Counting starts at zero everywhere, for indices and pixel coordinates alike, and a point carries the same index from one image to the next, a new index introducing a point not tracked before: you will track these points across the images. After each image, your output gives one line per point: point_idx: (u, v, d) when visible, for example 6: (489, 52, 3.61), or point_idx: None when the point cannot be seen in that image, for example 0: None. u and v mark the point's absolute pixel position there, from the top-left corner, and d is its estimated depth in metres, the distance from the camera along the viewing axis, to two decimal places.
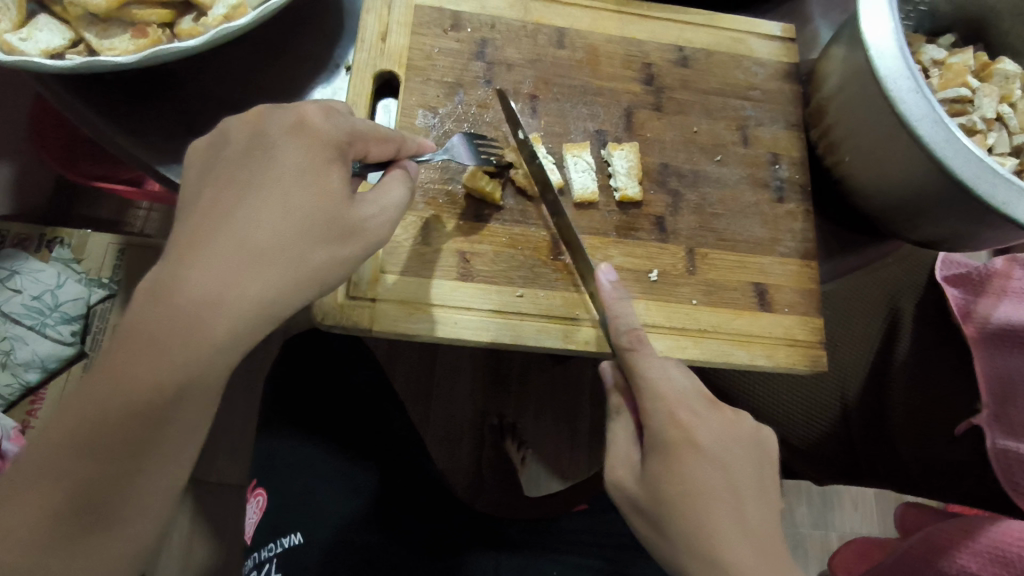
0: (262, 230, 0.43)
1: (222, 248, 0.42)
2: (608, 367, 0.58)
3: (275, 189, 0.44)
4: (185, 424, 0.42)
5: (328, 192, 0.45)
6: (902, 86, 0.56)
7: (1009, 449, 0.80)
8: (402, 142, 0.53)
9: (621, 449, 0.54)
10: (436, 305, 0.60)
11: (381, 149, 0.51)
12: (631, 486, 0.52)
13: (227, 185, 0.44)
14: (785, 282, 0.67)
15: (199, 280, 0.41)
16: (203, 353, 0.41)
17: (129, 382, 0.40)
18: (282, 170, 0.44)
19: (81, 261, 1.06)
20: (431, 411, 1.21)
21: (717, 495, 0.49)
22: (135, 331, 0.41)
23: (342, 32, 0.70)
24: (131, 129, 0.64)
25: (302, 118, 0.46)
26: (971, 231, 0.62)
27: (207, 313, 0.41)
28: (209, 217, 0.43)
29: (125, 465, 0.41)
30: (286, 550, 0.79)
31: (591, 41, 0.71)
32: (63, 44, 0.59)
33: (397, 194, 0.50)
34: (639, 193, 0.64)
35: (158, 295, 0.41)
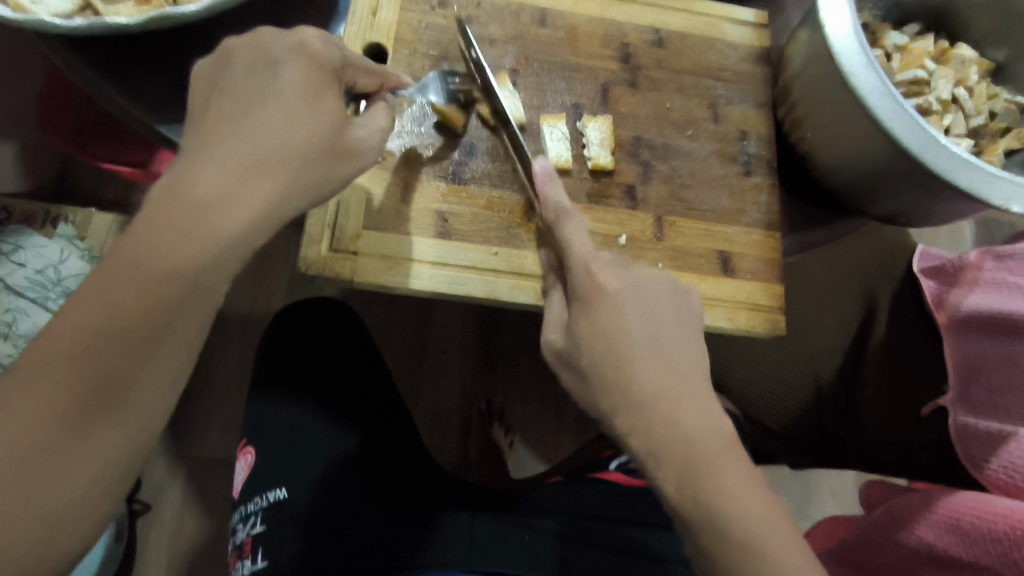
0: (269, 139, 0.47)
1: (228, 153, 0.46)
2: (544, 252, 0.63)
3: (279, 105, 0.48)
4: (187, 327, 0.45)
5: (323, 114, 0.50)
6: (852, 61, 0.59)
7: (968, 425, 0.81)
8: (387, 77, 0.60)
9: (554, 314, 0.59)
10: (415, 260, 0.64)
11: (368, 80, 0.58)
12: (558, 339, 0.57)
13: (233, 99, 0.48)
14: (749, 250, 0.70)
15: (213, 176, 0.45)
16: (213, 241, 0.44)
17: (150, 272, 0.43)
18: (282, 87, 0.49)
19: (85, 240, 1.13)
20: (421, 392, 1.24)
21: (631, 337, 0.53)
22: (149, 223, 0.44)
23: (336, 8, 0.74)
24: (134, 93, 0.68)
25: (302, 44, 0.50)
26: (924, 205, 0.65)
27: (219, 212, 0.45)
28: (216, 128, 0.46)
29: (131, 367, 0.43)
30: (271, 504, 0.84)
31: (571, 21, 0.74)
32: (72, 8, 0.63)
33: (382, 120, 0.57)
34: (610, 162, 0.68)
35: (173, 196, 0.44)
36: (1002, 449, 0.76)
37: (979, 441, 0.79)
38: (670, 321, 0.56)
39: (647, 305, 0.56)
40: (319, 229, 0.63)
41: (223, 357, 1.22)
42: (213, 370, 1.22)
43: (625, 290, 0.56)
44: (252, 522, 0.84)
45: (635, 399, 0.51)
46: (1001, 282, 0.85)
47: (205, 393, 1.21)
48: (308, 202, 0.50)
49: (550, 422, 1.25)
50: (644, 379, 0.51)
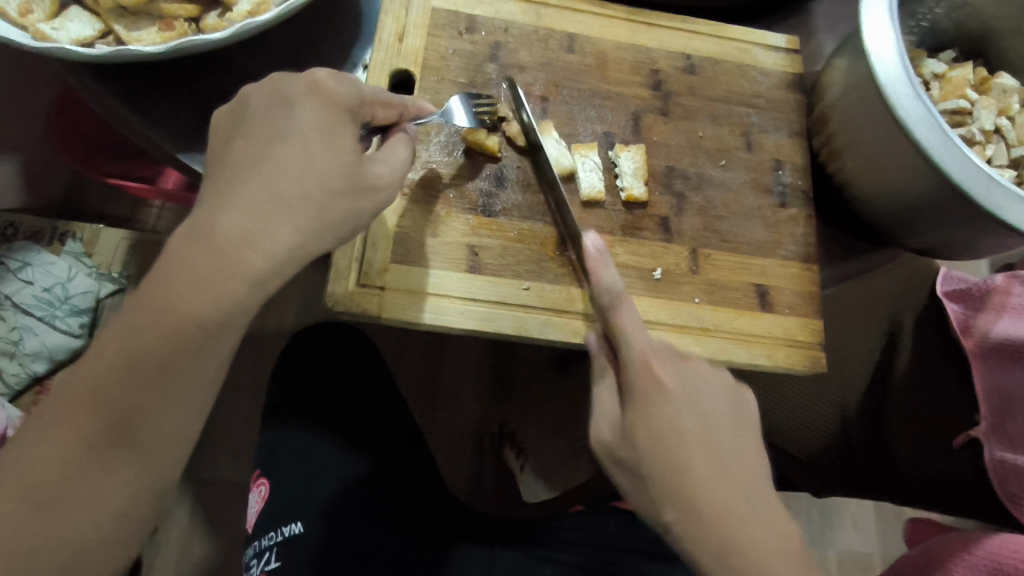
0: (285, 183, 0.45)
1: (252, 192, 0.44)
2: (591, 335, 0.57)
3: (299, 144, 0.46)
4: (207, 366, 0.44)
5: (342, 148, 0.47)
6: (901, 92, 0.57)
7: (1007, 460, 0.79)
8: (406, 107, 0.57)
9: (608, 410, 0.54)
10: (440, 295, 0.62)
11: (386, 113, 0.54)
12: (607, 433, 0.53)
13: (252, 141, 0.46)
14: (785, 284, 0.68)
15: (230, 223, 0.43)
16: (233, 286, 0.43)
17: (164, 318, 0.42)
18: (297, 126, 0.46)
19: (92, 256, 1.08)
20: (435, 415, 1.21)
21: (683, 435, 0.50)
22: (168, 271, 0.43)
23: (361, 34, 0.73)
24: (155, 117, 0.67)
25: (314, 83, 0.48)
26: (968, 239, 0.63)
27: (242, 252, 0.43)
28: (239, 168, 0.45)
29: (153, 402, 0.43)
30: (286, 539, 0.80)
31: (600, 47, 0.73)
32: (92, 35, 0.62)
33: (403, 151, 0.52)
34: (644, 193, 0.66)
35: (192, 236, 0.43)
36: None
37: (1018, 479, 0.78)
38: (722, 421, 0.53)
39: (697, 397, 0.53)
40: (346, 262, 0.61)
41: (232, 379, 1.20)
42: (222, 393, 1.19)
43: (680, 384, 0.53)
44: (265, 559, 0.81)
45: (674, 462, 0.50)
46: None
47: (214, 416, 1.19)
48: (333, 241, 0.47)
49: (564, 446, 1.22)
50: (687, 471, 0.49)
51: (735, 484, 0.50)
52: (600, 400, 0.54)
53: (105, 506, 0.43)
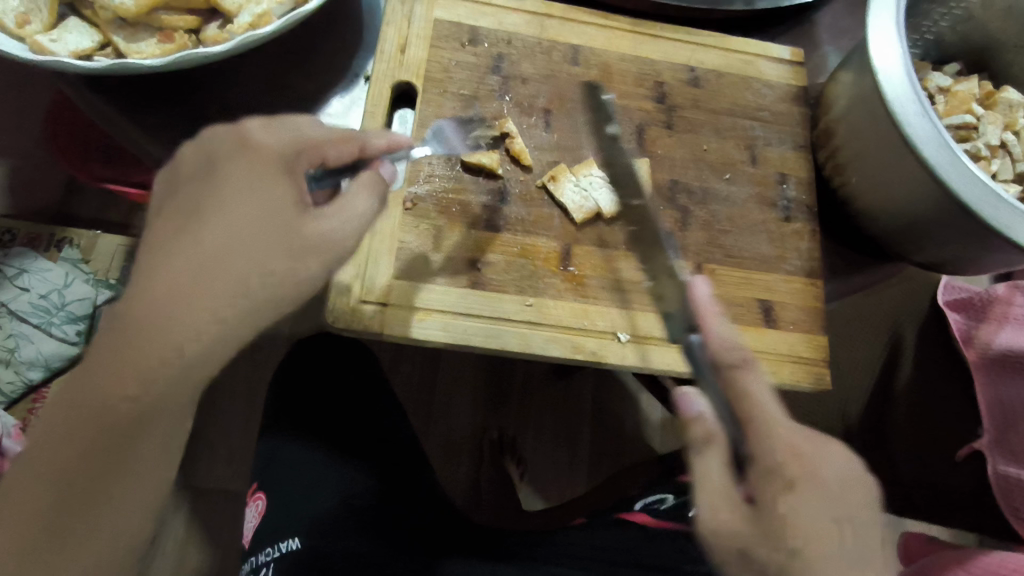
0: (209, 253, 0.43)
1: (183, 254, 0.43)
2: (694, 393, 0.48)
3: (224, 209, 0.44)
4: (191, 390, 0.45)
5: (276, 201, 0.45)
6: (908, 109, 0.56)
7: (1010, 474, 0.78)
8: (364, 142, 0.51)
9: (715, 489, 0.47)
10: (443, 311, 0.61)
11: (337, 152, 0.49)
12: (727, 514, 0.46)
13: (178, 209, 0.44)
14: (790, 299, 0.68)
15: (153, 302, 0.42)
16: (167, 361, 0.42)
17: (124, 366, 0.42)
18: (226, 184, 0.45)
19: (89, 262, 1.07)
20: (433, 423, 1.21)
21: (813, 524, 0.45)
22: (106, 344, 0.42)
23: (362, 45, 0.73)
24: (153, 129, 0.66)
25: (244, 139, 0.46)
26: (976, 255, 0.62)
27: (181, 312, 0.42)
28: (170, 231, 0.44)
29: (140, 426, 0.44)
30: (282, 555, 0.78)
31: (604, 59, 0.72)
32: (92, 46, 0.61)
33: (361, 201, 0.48)
34: None
35: (121, 315, 0.42)
36: None
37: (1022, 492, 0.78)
38: (855, 510, 0.48)
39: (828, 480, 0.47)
40: (348, 278, 0.61)
41: (231, 387, 1.19)
42: (220, 401, 1.18)
43: (815, 469, 0.47)
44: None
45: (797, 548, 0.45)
46: None
47: (211, 424, 1.18)
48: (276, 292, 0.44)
49: (563, 456, 1.22)
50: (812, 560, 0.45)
51: (830, 553, 0.45)
52: (705, 474, 0.47)
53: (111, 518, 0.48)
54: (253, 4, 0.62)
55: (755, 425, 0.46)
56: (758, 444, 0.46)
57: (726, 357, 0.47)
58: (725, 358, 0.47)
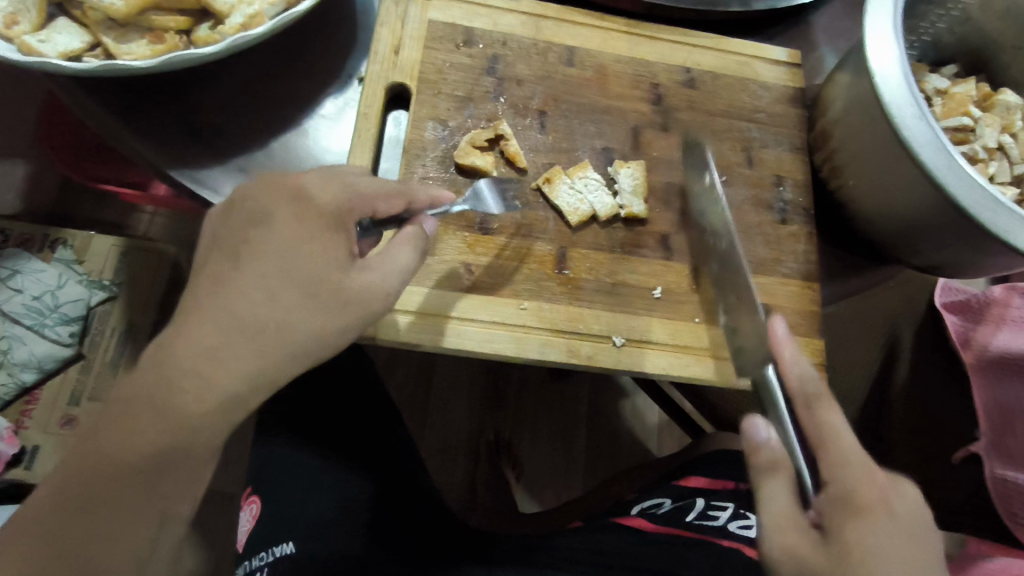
0: (259, 303, 0.45)
1: (228, 304, 0.44)
2: (760, 420, 0.48)
3: (278, 261, 0.46)
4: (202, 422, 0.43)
5: (324, 257, 0.47)
6: (906, 113, 0.56)
7: (1009, 478, 0.81)
8: (411, 195, 0.54)
9: (781, 514, 0.46)
10: (437, 314, 0.60)
11: (387, 205, 0.52)
12: (795, 536, 0.45)
13: (230, 251, 0.46)
14: (787, 302, 0.67)
15: (199, 341, 0.43)
16: (203, 392, 0.43)
17: (156, 369, 0.43)
18: (277, 237, 0.46)
19: (83, 262, 1.06)
20: (428, 424, 1.20)
21: (889, 556, 0.43)
22: (146, 369, 0.43)
23: (356, 46, 0.72)
24: (143, 131, 0.65)
25: (300, 188, 0.48)
26: (974, 259, 0.62)
27: (225, 352, 0.44)
28: (220, 273, 0.45)
29: (146, 466, 0.42)
30: (278, 559, 0.79)
31: (600, 60, 0.72)
32: (81, 47, 0.60)
33: (408, 257, 0.51)
34: (644, 211, 0.65)
35: (163, 349, 0.43)
36: None
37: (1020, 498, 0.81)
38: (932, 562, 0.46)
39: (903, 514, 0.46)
40: None
41: None
42: None
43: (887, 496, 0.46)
44: None
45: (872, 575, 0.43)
46: None
47: None
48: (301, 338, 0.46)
49: (560, 458, 1.22)
50: None
51: None
52: (770, 498, 0.46)
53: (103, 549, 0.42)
54: (245, 4, 0.61)
55: (829, 454, 0.47)
56: (832, 472, 0.46)
57: (804, 388, 0.49)
58: (803, 389, 0.49)
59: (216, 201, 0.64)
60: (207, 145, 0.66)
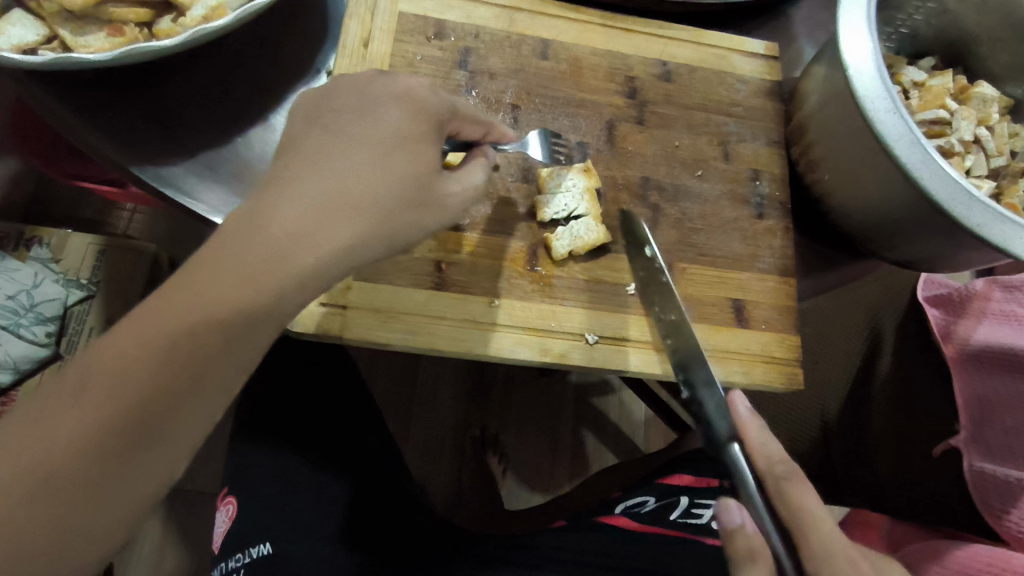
0: (360, 183, 0.44)
1: (314, 189, 0.42)
2: (735, 503, 0.50)
3: (380, 150, 0.45)
4: (179, 440, 0.39)
5: (414, 159, 0.47)
6: (878, 106, 0.55)
7: (986, 471, 0.77)
8: (490, 128, 0.57)
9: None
10: (409, 312, 0.59)
11: (472, 130, 0.55)
12: None
13: (330, 132, 0.45)
14: (763, 297, 0.67)
15: (299, 217, 0.41)
16: (291, 271, 0.40)
17: (207, 289, 0.38)
18: (374, 130, 0.46)
19: (59, 262, 1.04)
20: (413, 420, 1.19)
21: None
22: (220, 247, 0.40)
23: (326, 39, 0.71)
24: (103, 126, 0.63)
25: (408, 88, 0.49)
26: (948, 253, 0.61)
27: (323, 231, 0.41)
28: (322, 150, 0.44)
29: (136, 453, 0.37)
30: (254, 560, 0.78)
31: (574, 53, 0.71)
32: (37, 40, 0.58)
33: (476, 176, 0.53)
34: (556, 254, 0.62)
35: (253, 220, 0.40)
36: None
37: (997, 490, 0.76)
38: None
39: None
40: None
41: None
42: None
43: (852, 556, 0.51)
44: None
45: None
46: (1011, 315, 0.85)
47: None
48: (318, 292, 0.42)
49: (546, 451, 1.21)
50: None
51: None
52: None
53: (109, 519, 0.37)
54: None
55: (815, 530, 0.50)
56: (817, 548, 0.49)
57: (773, 468, 0.54)
58: (772, 470, 0.53)
59: (178, 199, 0.62)
60: (171, 142, 0.64)
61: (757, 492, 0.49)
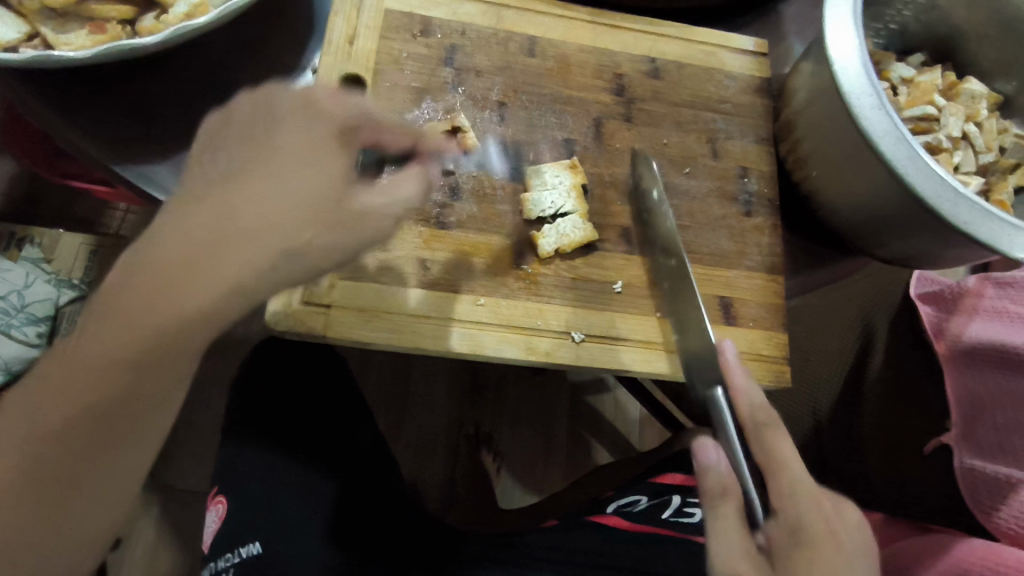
0: (289, 194, 0.39)
1: (249, 199, 0.39)
2: (710, 443, 0.52)
3: (305, 161, 0.41)
4: (162, 412, 0.43)
5: (329, 173, 0.41)
6: (864, 102, 0.55)
7: (975, 469, 0.77)
8: (419, 135, 0.48)
9: (734, 537, 0.48)
10: (395, 311, 0.59)
11: (396, 137, 0.46)
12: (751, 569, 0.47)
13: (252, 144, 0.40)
14: (751, 295, 0.66)
15: (249, 220, 0.38)
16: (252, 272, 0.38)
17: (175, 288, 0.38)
18: (279, 148, 0.40)
19: (50, 262, 1.03)
20: (407, 418, 1.19)
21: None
22: (176, 251, 0.38)
23: (311, 37, 0.70)
24: (86, 125, 0.62)
25: (323, 93, 0.43)
26: (936, 251, 0.61)
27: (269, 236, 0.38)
28: (251, 158, 0.40)
29: (124, 425, 0.42)
30: (244, 560, 0.77)
31: (562, 50, 0.70)
32: (18, 38, 0.57)
33: (409, 188, 0.45)
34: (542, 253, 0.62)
35: (205, 224, 0.38)
36: (1011, 498, 0.75)
37: (986, 487, 0.77)
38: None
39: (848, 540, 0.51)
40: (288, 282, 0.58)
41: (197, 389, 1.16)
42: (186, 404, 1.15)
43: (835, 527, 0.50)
44: None
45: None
46: (1002, 311, 0.86)
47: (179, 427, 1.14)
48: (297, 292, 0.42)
49: (540, 449, 1.21)
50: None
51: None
52: (724, 520, 0.49)
53: (116, 471, 0.44)
54: None
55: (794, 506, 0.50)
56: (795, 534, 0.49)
57: (756, 416, 0.54)
58: (755, 419, 0.54)
59: (161, 198, 0.62)
60: (154, 141, 0.64)
61: (736, 437, 0.52)
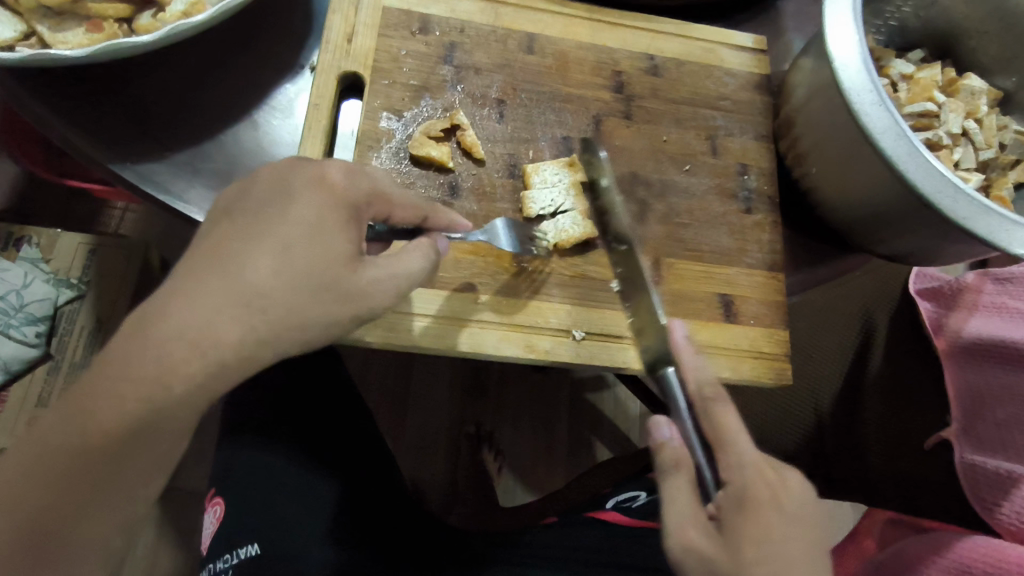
0: (304, 251, 0.44)
1: (265, 249, 0.43)
2: (664, 422, 0.54)
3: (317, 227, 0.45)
4: (172, 439, 0.42)
5: (336, 247, 0.45)
6: (864, 98, 0.55)
7: (976, 464, 0.75)
8: (429, 214, 0.55)
9: (682, 509, 0.51)
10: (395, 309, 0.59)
11: (406, 213, 0.53)
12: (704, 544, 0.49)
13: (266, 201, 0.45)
14: (752, 292, 0.66)
15: (260, 266, 0.42)
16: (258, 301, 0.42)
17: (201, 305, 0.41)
18: (283, 216, 0.44)
19: (49, 261, 1.03)
20: (408, 417, 1.19)
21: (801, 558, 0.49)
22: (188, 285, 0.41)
23: (310, 36, 0.70)
24: (84, 125, 0.62)
25: (347, 168, 0.48)
26: (936, 247, 0.61)
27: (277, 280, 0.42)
28: (269, 210, 0.44)
29: (132, 445, 0.41)
30: (242, 561, 0.78)
31: (561, 47, 0.70)
32: (14, 36, 0.57)
33: (419, 261, 0.50)
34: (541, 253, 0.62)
35: (218, 263, 0.42)
36: (1014, 493, 0.71)
37: (988, 484, 0.74)
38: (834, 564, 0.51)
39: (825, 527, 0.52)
40: None
41: None
42: None
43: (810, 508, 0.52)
44: None
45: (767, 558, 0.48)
46: (1002, 307, 0.82)
47: None
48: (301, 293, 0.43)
49: (541, 448, 1.21)
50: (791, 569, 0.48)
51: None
52: (675, 493, 0.52)
53: (122, 494, 0.43)
54: None
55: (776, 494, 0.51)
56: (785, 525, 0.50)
57: (703, 391, 0.55)
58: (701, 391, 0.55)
59: (160, 195, 0.61)
60: (152, 140, 0.63)
61: (688, 420, 0.55)
